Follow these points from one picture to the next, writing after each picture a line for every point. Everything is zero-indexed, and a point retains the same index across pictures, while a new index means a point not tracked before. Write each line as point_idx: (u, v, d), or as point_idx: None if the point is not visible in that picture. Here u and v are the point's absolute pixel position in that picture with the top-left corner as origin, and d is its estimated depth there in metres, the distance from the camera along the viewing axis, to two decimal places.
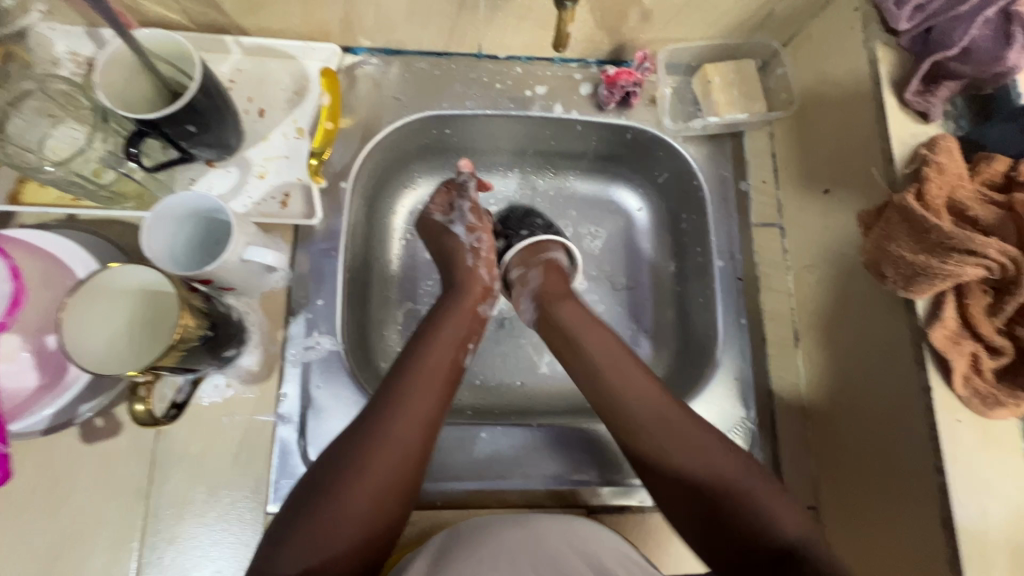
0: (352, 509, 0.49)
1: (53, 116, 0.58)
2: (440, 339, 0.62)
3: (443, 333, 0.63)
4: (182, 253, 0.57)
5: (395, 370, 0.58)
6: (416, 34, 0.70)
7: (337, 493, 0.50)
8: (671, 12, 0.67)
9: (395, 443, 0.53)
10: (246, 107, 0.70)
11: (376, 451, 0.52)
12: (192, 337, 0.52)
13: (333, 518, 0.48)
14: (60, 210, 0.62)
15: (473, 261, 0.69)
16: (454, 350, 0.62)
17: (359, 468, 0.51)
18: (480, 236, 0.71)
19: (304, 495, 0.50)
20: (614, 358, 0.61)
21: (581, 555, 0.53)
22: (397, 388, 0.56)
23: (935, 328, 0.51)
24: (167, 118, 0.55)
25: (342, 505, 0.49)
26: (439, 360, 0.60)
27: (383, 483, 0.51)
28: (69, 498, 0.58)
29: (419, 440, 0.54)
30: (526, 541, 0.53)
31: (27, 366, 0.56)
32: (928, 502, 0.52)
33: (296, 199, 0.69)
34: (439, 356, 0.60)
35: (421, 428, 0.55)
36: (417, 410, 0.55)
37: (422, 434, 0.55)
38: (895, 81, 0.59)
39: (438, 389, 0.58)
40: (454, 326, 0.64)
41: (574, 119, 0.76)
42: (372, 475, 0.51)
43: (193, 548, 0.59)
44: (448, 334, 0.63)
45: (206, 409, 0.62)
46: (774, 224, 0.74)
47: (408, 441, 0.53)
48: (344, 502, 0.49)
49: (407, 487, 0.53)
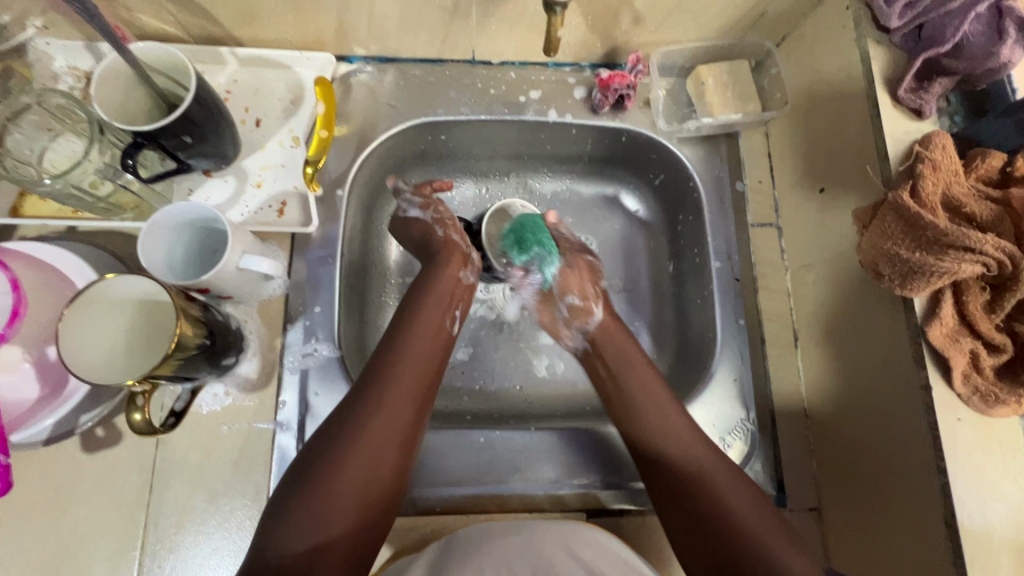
0: (352, 480, 0.49)
1: (52, 129, 0.59)
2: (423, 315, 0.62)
3: (429, 301, 0.63)
4: (179, 263, 0.57)
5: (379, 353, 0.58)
6: (409, 41, 0.71)
7: (325, 472, 0.49)
8: (663, 14, 0.68)
9: (388, 412, 0.53)
10: (242, 117, 0.71)
11: (360, 428, 0.52)
12: (190, 344, 0.52)
13: (331, 485, 0.49)
14: (59, 222, 0.63)
15: (442, 232, 0.70)
16: (441, 320, 0.63)
17: (357, 437, 0.51)
18: (435, 208, 0.72)
19: (304, 467, 0.50)
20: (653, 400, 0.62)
21: (570, 554, 0.53)
22: (389, 357, 0.57)
23: (933, 325, 0.51)
24: (163, 129, 0.55)
25: (327, 482, 0.49)
26: (427, 327, 0.61)
27: (370, 458, 0.51)
28: (70, 508, 0.59)
29: (409, 411, 0.55)
30: (521, 549, 0.53)
31: (29, 377, 0.57)
32: (930, 501, 0.51)
33: (293, 207, 0.69)
34: (428, 324, 0.61)
35: (410, 408, 0.55)
36: (404, 391, 0.55)
37: (407, 413, 0.55)
38: (887, 78, 0.59)
39: (422, 371, 0.58)
40: (438, 295, 0.64)
41: (569, 123, 0.76)
42: (370, 445, 0.51)
43: (194, 556, 0.59)
44: (434, 302, 0.63)
45: (204, 417, 0.62)
46: (770, 223, 0.74)
47: (400, 408, 0.54)
48: (332, 477, 0.49)
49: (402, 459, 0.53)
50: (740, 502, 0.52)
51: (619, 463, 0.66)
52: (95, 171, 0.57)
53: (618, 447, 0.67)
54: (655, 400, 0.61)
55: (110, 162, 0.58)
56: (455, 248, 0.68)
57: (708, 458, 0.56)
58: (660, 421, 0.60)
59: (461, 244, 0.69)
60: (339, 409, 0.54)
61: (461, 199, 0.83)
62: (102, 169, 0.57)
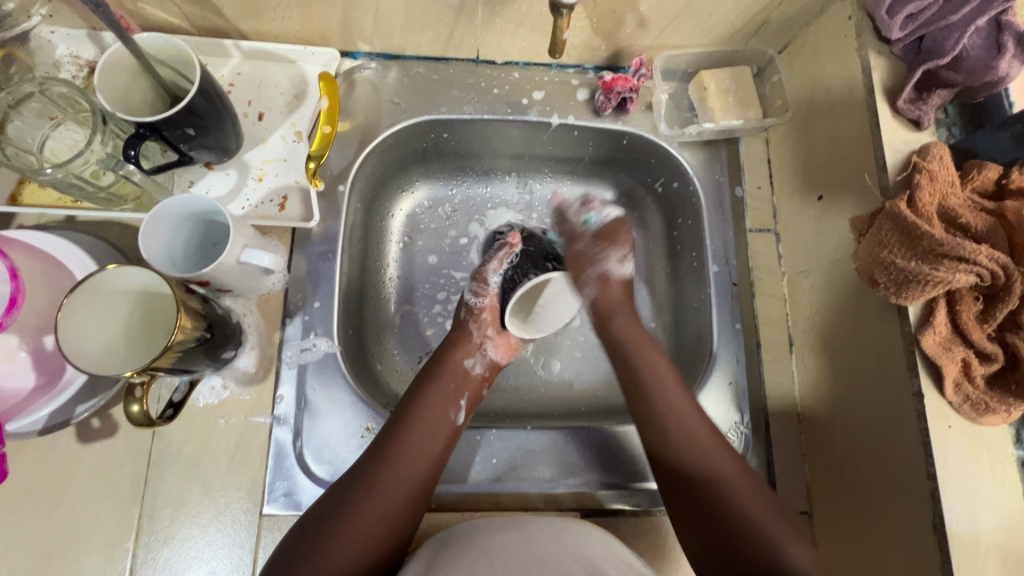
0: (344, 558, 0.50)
1: (53, 118, 0.58)
2: (426, 411, 0.61)
3: (437, 386, 0.63)
4: (179, 254, 0.57)
5: (390, 425, 0.60)
6: (414, 39, 0.71)
7: (334, 533, 0.51)
8: (667, 19, 0.68)
9: (385, 495, 0.55)
10: (245, 110, 0.71)
11: (335, 541, 0.51)
12: (188, 339, 0.52)
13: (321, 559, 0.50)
14: (59, 211, 0.63)
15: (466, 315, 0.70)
16: (448, 406, 0.63)
17: (350, 519, 0.52)
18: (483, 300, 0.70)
19: (301, 536, 0.52)
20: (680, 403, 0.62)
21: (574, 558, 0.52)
22: (394, 438, 0.58)
23: (926, 333, 0.52)
24: (167, 121, 0.55)
25: (332, 547, 0.50)
26: (434, 414, 0.61)
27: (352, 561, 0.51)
28: (64, 497, 0.59)
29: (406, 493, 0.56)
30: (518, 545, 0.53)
31: (25, 367, 0.57)
32: (919, 507, 0.52)
33: (294, 201, 0.69)
34: (434, 410, 0.61)
35: (412, 481, 0.56)
36: (411, 464, 0.57)
37: (409, 486, 0.56)
38: (887, 89, 0.60)
39: (428, 454, 0.59)
40: (446, 380, 0.64)
41: (571, 125, 0.76)
42: (360, 524, 0.52)
43: (188, 548, 0.59)
44: (439, 387, 0.63)
45: (201, 410, 0.62)
46: (768, 229, 0.75)
47: (397, 490, 0.55)
48: (334, 547, 0.51)
49: (395, 531, 0.54)
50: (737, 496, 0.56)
51: (614, 464, 0.67)
52: (97, 161, 0.56)
53: (612, 452, 0.67)
54: (672, 395, 0.62)
55: (113, 153, 0.57)
56: (465, 336, 0.68)
57: (724, 463, 0.58)
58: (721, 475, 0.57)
59: (474, 331, 0.69)
60: (347, 478, 0.56)
61: (461, 197, 0.83)
62: (104, 160, 0.56)
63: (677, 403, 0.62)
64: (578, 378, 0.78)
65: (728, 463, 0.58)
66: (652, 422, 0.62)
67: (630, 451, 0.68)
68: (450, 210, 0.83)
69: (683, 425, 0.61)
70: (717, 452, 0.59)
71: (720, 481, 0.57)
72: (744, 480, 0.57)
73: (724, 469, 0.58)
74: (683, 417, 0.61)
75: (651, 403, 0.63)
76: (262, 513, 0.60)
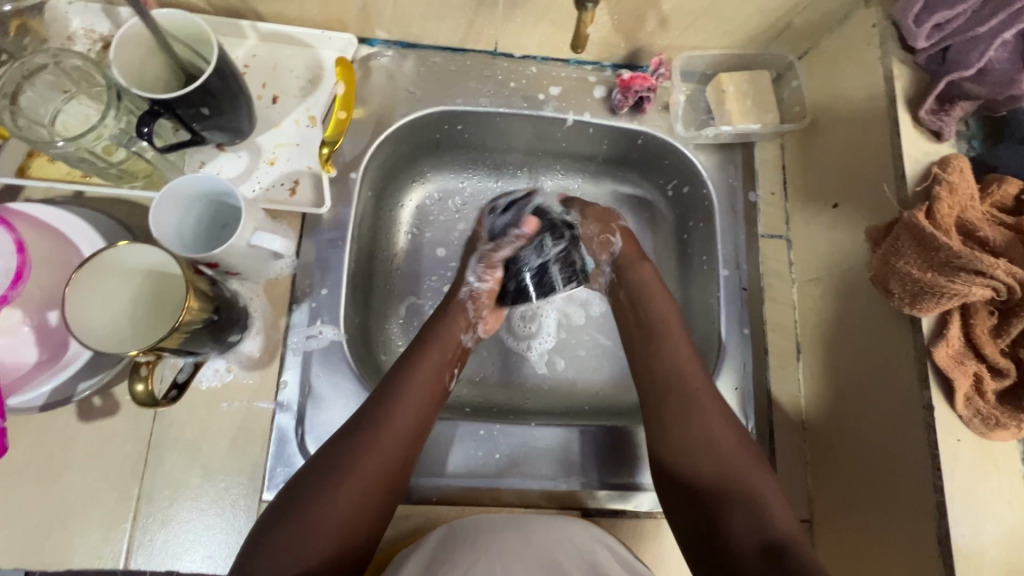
0: (336, 519, 0.50)
1: (66, 91, 0.58)
2: (420, 374, 0.60)
3: (431, 352, 0.63)
4: (188, 235, 0.57)
5: (381, 388, 0.58)
6: (433, 28, 0.70)
7: (325, 493, 0.51)
8: (689, 19, 0.68)
9: (377, 456, 0.54)
10: (259, 93, 0.70)
11: (325, 502, 0.50)
12: (195, 319, 0.52)
13: (313, 518, 0.49)
14: (68, 186, 0.62)
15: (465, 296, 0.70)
16: (439, 373, 0.62)
17: (343, 479, 0.51)
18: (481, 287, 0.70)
19: (290, 495, 0.51)
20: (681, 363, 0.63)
21: None
22: (386, 399, 0.57)
23: (939, 346, 0.51)
24: (181, 99, 0.54)
25: (325, 505, 0.50)
26: (425, 379, 0.60)
27: (345, 522, 0.50)
28: (62, 475, 0.58)
29: (396, 456, 0.55)
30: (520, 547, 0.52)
31: (29, 341, 0.57)
32: (924, 520, 0.52)
33: (305, 186, 0.68)
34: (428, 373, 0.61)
35: (403, 443, 0.56)
36: (403, 425, 0.56)
37: (399, 448, 0.55)
38: (909, 99, 0.59)
39: (418, 417, 0.57)
40: (441, 348, 0.64)
41: (586, 122, 0.76)
42: (353, 484, 0.52)
43: (185, 532, 0.58)
44: (435, 355, 0.63)
45: (204, 393, 0.61)
46: (780, 235, 0.75)
47: (388, 450, 0.54)
48: (325, 505, 0.50)
49: (384, 494, 0.53)
50: (727, 462, 0.56)
51: (617, 465, 0.66)
52: (110, 137, 0.55)
53: (615, 453, 0.67)
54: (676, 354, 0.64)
55: (126, 129, 0.56)
56: (460, 313, 0.68)
57: (716, 423, 0.59)
58: (717, 440, 0.58)
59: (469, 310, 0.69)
60: (338, 436, 0.55)
61: (471, 191, 0.83)
62: (117, 135, 0.55)
63: (691, 385, 0.62)
64: (581, 377, 0.78)
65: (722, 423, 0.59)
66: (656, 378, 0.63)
67: (635, 451, 0.67)
68: (459, 204, 0.82)
69: (681, 382, 0.62)
70: (715, 414, 0.60)
71: (715, 448, 0.57)
72: (737, 441, 0.58)
73: (720, 434, 0.58)
74: (698, 396, 0.61)
75: (656, 358, 0.65)
76: (262, 499, 0.60)
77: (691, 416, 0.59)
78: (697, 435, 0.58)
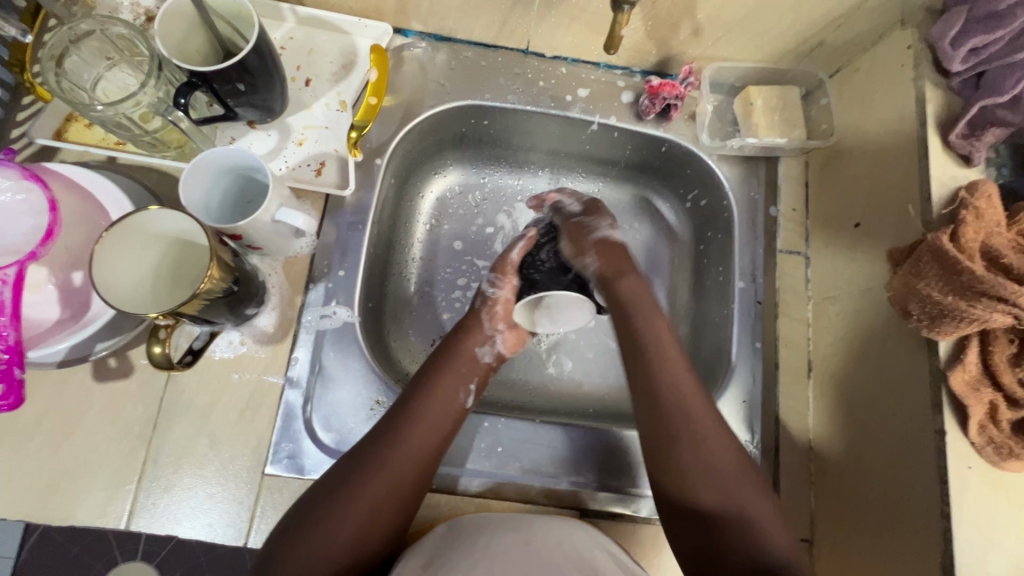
0: (348, 534, 0.50)
1: (109, 59, 0.60)
2: (437, 393, 0.59)
3: (450, 367, 0.62)
4: (214, 207, 0.58)
5: (399, 403, 0.58)
6: (468, 23, 0.71)
7: (338, 506, 0.51)
8: (723, 30, 0.68)
9: (391, 475, 0.53)
10: (293, 75, 0.71)
11: (336, 515, 0.50)
12: (216, 288, 0.52)
13: (322, 531, 0.50)
14: (102, 151, 0.64)
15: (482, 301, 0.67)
16: (458, 390, 0.61)
17: (354, 495, 0.52)
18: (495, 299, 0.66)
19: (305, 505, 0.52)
20: (678, 385, 0.57)
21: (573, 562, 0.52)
22: (402, 417, 0.57)
23: (954, 371, 0.51)
24: (218, 72, 0.56)
25: (335, 520, 0.50)
26: (441, 396, 0.59)
27: (355, 537, 0.51)
28: (73, 433, 0.59)
29: (410, 476, 0.54)
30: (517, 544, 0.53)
31: (52, 300, 0.58)
32: (930, 546, 0.51)
33: (331, 168, 0.69)
34: (445, 392, 0.60)
35: (417, 463, 0.55)
36: (419, 443, 0.56)
37: (413, 467, 0.55)
38: (940, 122, 0.59)
39: (435, 437, 0.57)
40: (460, 364, 0.62)
41: (612, 126, 0.76)
42: (363, 502, 0.52)
43: (187, 499, 0.59)
44: (453, 370, 0.62)
45: (216, 363, 0.62)
46: (799, 252, 0.74)
47: (402, 470, 0.54)
48: (335, 520, 0.50)
49: (397, 512, 0.53)
50: (741, 503, 0.53)
51: (618, 468, 0.66)
52: (148, 104, 0.56)
53: (617, 456, 0.67)
54: (679, 390, 0.57)
55: (164, 98, 0.57)
56: (476, 325, 0.66)
57: (726, 459, 0.54)
58: (730, 481, 0.53)
59: (485, 320, 0.66)
60: (355, 449, 0.55)
61: (492, 187, 0.83)
62: (155, 104, 0.57)
63: (702, 429, 0.55)
64: (588, 380, 0.78)
65: (741, 473, 0.54)
66: (668, 410, 0.56)
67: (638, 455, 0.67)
68: (479, 199, 0.83)
69: (684, 412, 0.56)
70: (728, 455, 0.55)
71: (729, 495, 0.53)
72: (751, 490, 0.53)
73: (732, 476, 0.54)
74: (700, 431, 0.55)
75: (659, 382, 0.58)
76: (265, 473, 0.60)
77: (702, 456, 0.54)
78: (711, 481, 0.53)
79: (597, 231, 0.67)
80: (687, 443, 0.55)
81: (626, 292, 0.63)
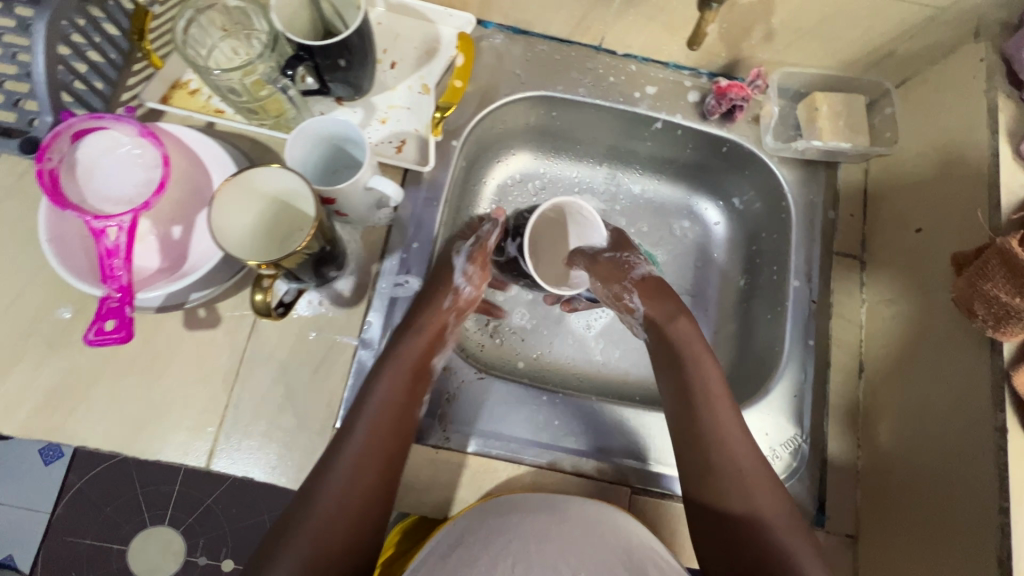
0: (344, 522, 0.53)
1: (223, 30, 0.65)
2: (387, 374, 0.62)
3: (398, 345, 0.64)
4: (310, 173, 0.62)
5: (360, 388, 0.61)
6: (548, 17, 0.75)
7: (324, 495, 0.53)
8: (796, 36, 0.71)
9: (363, 463, 0.56)
10: (379, 57, 0.76)
11: (325, 504, 0.53)
12: (314, 244, 0.56)
13: (320, 520, 0.52)
14: (202, 117, 0.69)
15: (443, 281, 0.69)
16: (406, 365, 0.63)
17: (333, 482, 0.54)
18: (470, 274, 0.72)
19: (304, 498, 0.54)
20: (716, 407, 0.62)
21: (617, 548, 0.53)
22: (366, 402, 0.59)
23: (1021, 370, 0.52)
24: (323, 47, 0.60)
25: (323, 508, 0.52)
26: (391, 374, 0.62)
27: (350, 523, 0.53)
28: (164, 375, 0.63)
29: (378, 457, 0.57)
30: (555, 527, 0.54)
31: (153, 250, 0.63)
32: (986, 540, 0.52)
33: (411, 146, 0.73)
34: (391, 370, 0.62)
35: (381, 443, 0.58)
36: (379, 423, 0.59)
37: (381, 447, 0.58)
38: (1011, 133, 0.60)
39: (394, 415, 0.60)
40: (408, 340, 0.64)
41: (676, 124, 0.79)
42: (345, 488, 0.54)
43: (262, 445, 0.63)
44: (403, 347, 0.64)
45: (296, 320, 0.66)
46: (855, 256, 0.76)
47: (369, 453, 0.57)
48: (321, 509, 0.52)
49: (378, 491, 0.56)
50: (777, 525, 0.56)
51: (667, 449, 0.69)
52: (261, 73, 0.61)
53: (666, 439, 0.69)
54: (711, 406, 0.62)
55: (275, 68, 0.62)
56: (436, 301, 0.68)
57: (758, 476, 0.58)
58: (765, 500, 0.57)
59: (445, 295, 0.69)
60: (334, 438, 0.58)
61: (551, 177, 0.87)
62: (267, 72, 0.61)
63: (734, 448, 0.60)
64: (636, 368, 0.80)
65: (768, 491, 0.58)
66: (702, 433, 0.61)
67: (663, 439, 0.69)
68: (538, 188, 0.87)
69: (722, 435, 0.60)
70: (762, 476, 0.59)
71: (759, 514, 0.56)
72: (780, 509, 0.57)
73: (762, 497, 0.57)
74: (732, 452, 0.59)
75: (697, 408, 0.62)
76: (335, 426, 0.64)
77: (734, 470, 0.59)
78: (743, 497, 0.57)
79: (635, 270, 0.73)
80: (721, 461, 0.59)
81: (681, 333, 0.67)
